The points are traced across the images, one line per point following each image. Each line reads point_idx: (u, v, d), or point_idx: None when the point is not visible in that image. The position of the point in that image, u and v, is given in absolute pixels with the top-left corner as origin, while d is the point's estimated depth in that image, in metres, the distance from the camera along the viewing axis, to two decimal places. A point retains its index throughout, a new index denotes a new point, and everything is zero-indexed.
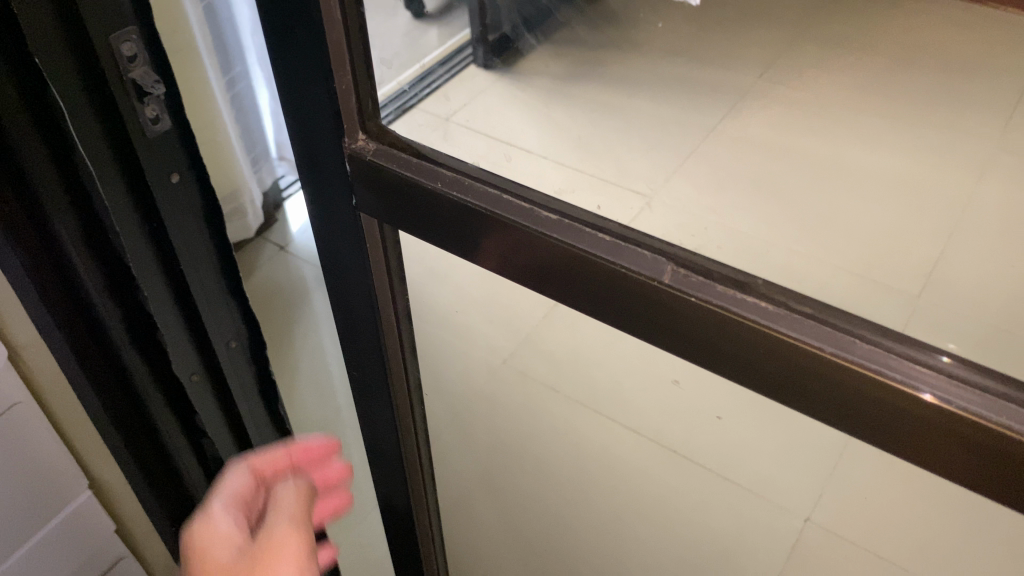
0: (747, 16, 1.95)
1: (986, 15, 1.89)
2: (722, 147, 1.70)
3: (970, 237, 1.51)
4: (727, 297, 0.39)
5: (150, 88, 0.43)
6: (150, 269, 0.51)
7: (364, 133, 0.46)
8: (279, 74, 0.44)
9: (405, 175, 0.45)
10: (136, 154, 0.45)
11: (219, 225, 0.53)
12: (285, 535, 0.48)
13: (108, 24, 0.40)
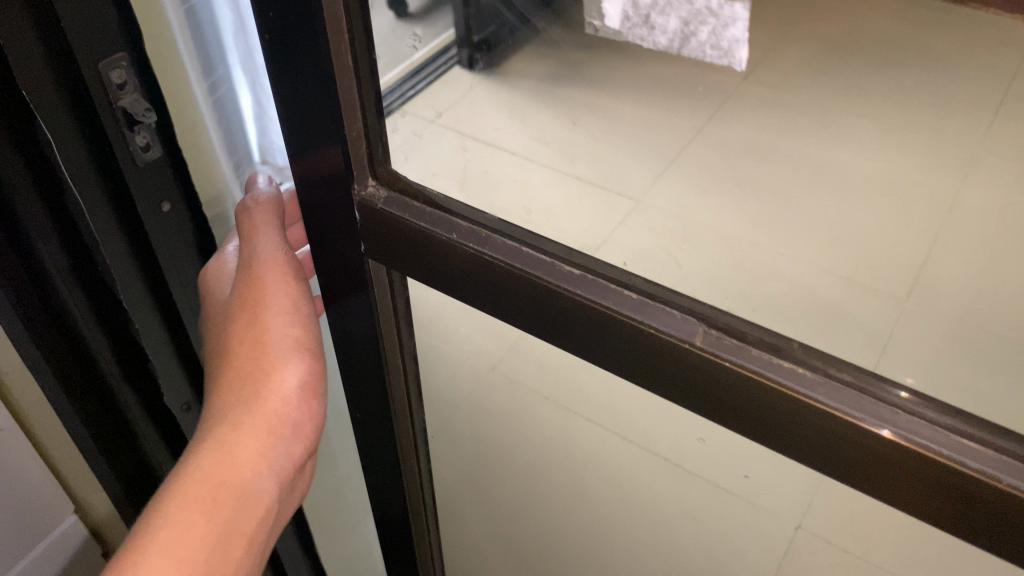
0: None
1: None
2: (706, 150, 1.71)
3: (955, 240, 1.53)
4: (763, 364, 0.42)
5: (140, 116, 0.52)
6: (130, 272, 0.60)
7: (374, 180, 0.51)
8: (294, 119, 0.48)
9: (409, 220, 0.50)
10: (127, 179, 0.55)
11: (192, 235, 0.63)
12: (271, 279, 0.59)
13: (101, 63, 0.49)
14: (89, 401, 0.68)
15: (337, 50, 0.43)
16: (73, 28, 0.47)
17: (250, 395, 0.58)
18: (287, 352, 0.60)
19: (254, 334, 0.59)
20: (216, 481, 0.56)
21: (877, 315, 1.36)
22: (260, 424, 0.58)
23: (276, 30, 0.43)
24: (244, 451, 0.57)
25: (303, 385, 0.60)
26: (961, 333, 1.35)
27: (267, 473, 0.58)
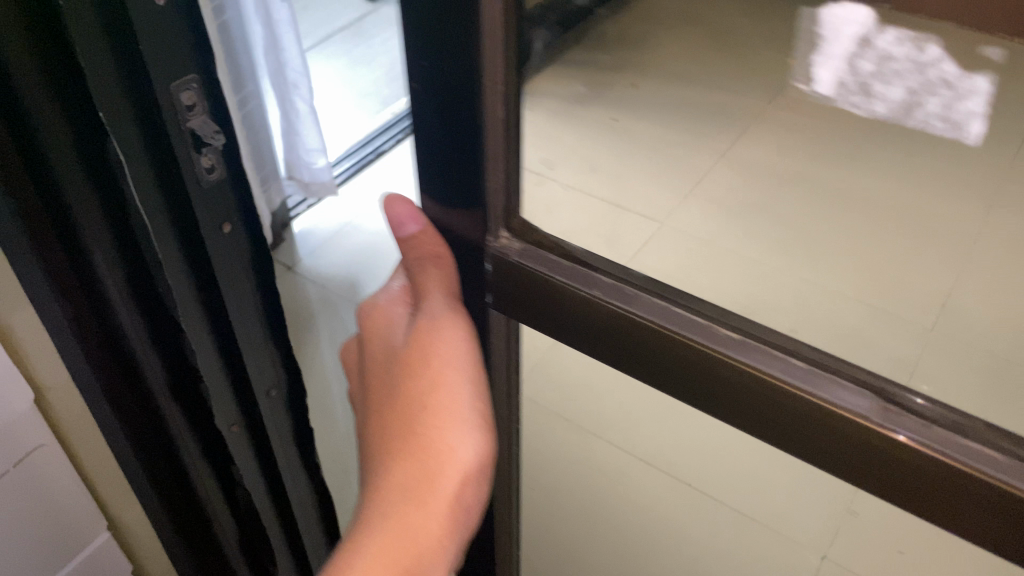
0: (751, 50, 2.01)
1: None
2: (730, 173, 1.72)
3: (984, 265, 1.51)
4: (865, 407, 0.39)
5: (210, 138, 0.43)
6: (194, 318, 0.52)
7: (508, 232, 0.46)
8: (426, 163, 0.45)
9: (544, 275, 0.46)
10: (190, 204, 0.45)
11: (264, 276, 0.53)
12: (447, 339, 0.47)
13: (169, 70, 0.40)
14: (145, 446, 0.61)
15: (495, 95, 0.40)
16: (142, 23, 0.38)
17: (426, 476, 0.47)
18: (468, 423, 0.47)
19: (429, 400, 0.47)
20: (396, 566, 0.46)
21: (902, 342, 1.35)
22: (439, 512, 0.47)
23: (431, 78, 0.40)
24: (421, 541, 0.47)
25: (485, 463, 0.48)
26: (990, 361, 1.33)
27: (445, 563, 0.48)
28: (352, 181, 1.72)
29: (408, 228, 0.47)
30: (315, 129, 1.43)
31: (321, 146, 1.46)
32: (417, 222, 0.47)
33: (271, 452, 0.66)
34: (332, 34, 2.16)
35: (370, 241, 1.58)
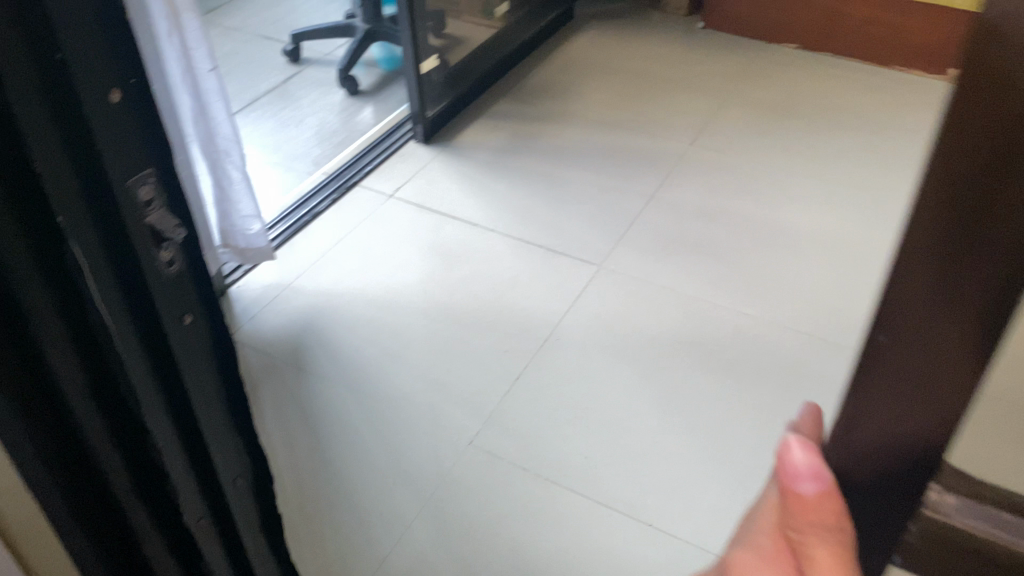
0: (670, 104, 2.13)
1: (880, 104, 2.11)
2: (662, 214, 1.76)
3: (910, 284, 1.56)
4: (979, 514, 0.35)
5: (171, 233, 0.43)
6: (158, 411, 0.51)
7: (939, 485, 0.36)
8: (865, 368, 0.34)
9: (999, 540, 0.34)
10: (152, 297, 0.45)
11: (223, 359, 0.53)
12: None
13: (128, 172, 0.40)
14: (112, 556, 0.58)
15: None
16: (102, 131, 0.38)
17: None
18: None
19: None
20: None
21: (840, 368, 1.40)
22: None
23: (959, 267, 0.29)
24: None
25: None
26: None
27: None
28: (289, 243, 1.69)
29: (803, 487, 0.39)
30: (248, 196, 1.42)
31: (254, 212, 1.45)
32: (819, 481, 0.38)
33: (238, 536, 0.65)
34: (257, 98, 2.15)
35: (313, 304, 1.55)
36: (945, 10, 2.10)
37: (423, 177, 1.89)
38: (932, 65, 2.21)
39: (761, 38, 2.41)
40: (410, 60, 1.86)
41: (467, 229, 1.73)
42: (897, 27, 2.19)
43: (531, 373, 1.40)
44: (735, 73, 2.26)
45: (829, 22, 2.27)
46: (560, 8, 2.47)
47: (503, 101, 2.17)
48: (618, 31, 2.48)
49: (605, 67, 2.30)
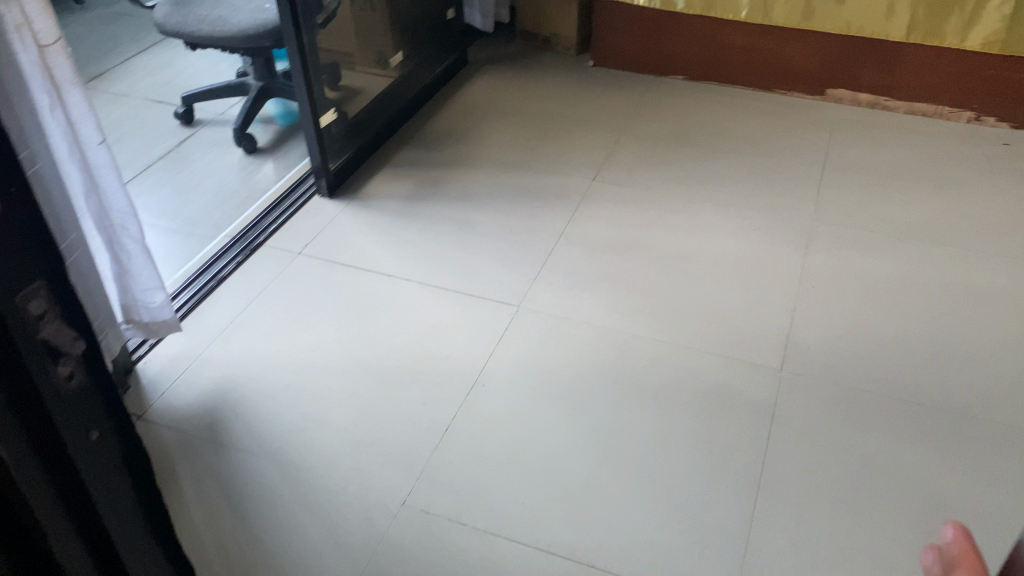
0: (569, 142, 2.17)
1: (765, 128, 2.21)
2: (574, 250, 1.78)
3: (815, 298, 1.63)
4: None
5: (68, 345, 0.41)
6: (67, 538, 0.47)
7: None
8: None
9: None
10: (51, 417, 0.42)
11: (137, 470, 0.50)
12: None
13: (14, 289, 0.37)
14: None
15: None
16: None
17: None
18: None
19: None
20: None
21: (757, 387, 1.43)
22: None
23: None
24: None
25: None
26: (838, 390, 1.42)
27: None
28: (195, 312, 1.63)
29: None
30: (150, 268, 1.36)
31: (157, 284, 1.38)
32: None
33: None
34: (151, 164, 2.09)
35: (226, 374, 1.49)
36: (817, 36, 2.22)
37: (331, 232, 1.86)
38: (811, 87, 2.33)
39: (650, 72, 2.49)
40: (308, 114, 1.84)
41: (381, 281, 1.71)
42: (775, 54, 2.30)
43: (459, 423, 1.38)
44: (630, 107, 2.32)
45: (713, 53, 2.37)
46: (454, 54, 2.50)
47: (406, 149, 2.17)
48: (513, 73, 2.52)
49: (504, 109, 2.33)
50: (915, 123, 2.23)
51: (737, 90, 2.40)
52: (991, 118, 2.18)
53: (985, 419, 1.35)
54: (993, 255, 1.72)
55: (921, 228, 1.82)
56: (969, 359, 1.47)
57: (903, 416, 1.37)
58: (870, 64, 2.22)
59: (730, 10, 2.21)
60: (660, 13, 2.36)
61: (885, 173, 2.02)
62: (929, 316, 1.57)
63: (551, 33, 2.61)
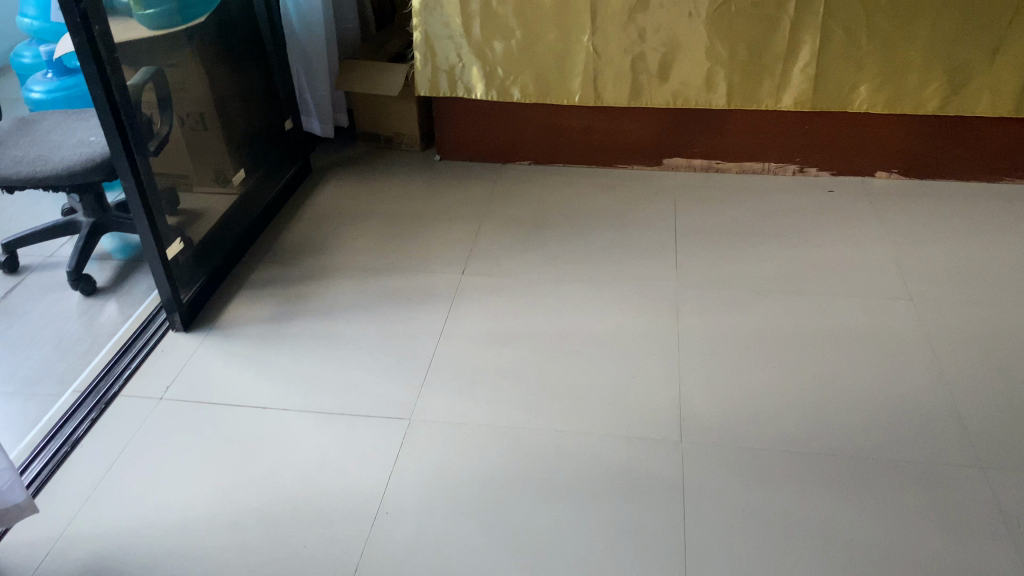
0: (430, 239, 2.16)
1: (614, 201, 2.30)
2: (455, 350, 1.75)
3: (697, 363, 1.67)
4: None
5: None
6: None
7: None
8: None
9: None
10: None
11: None
12: None
13: None
14: None
15: None
16: None
17: None
18: None
19: None
20: None
21: (662, 463, 1.44)
22: None
23: None
24: None
25: None
26: (737, 453, 1.45)
27: None
28: (50, 483, 1.46)
29: None
30: None
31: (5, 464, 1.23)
32: None
33: None
34: None
35: (97, 550, 1.33)
36: (648, 112, 2.34)
37: (193, 368, 1.73)
38: (649, 158, 2.44)
39: (495, 159, 2.53)
40: (153, 248, 1.72)
41: (258, 414, 1.60)
42: (611, 131, 2.40)
43: (369, 559, 1.29)
44: (483, 197, 2.35)
45: (553, 137, 2.45)
46: (296, 164, 2.44)
47: (262, 268, 2.08)
48: (360, 175, 2.50)
49: (357, 214, 2.29)
50: (748, 181, 2.38)
51: (582, 168, 2.48)
52: (812, 168, 2.37)
53: (875, 458, 1.42)
54: (845, 297, 1.84)
55: (777, 280, 1.92)
56: (846, 401, 1.55)
57: (803, 468, 1.41)
58: (700, 133, 2.36)
59: (564, 95, 2.30)
60: (497, 104, 2.41)
61: (733, 231, 2.13)
62: (803, 364, 1.65)
63: (393, 132, 2.61)
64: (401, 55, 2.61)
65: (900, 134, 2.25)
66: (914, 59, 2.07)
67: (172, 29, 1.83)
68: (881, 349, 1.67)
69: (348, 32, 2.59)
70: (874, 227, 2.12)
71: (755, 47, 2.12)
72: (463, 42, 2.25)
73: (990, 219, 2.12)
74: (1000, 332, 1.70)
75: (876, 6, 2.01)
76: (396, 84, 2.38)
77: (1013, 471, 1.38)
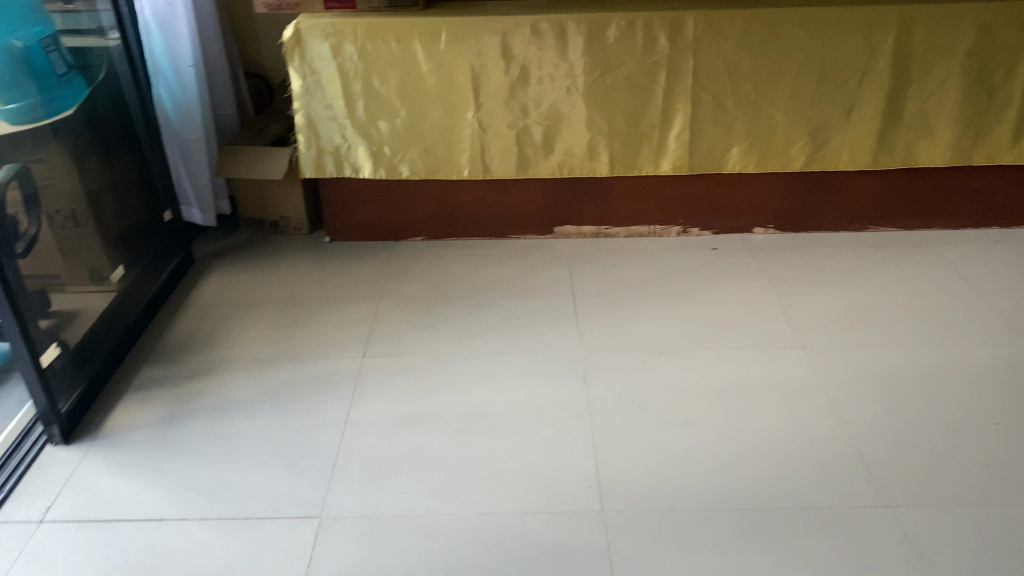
0: (327, 323, 2.10)
1: (510, 272, 2.31)
2: (362, 437, 1.69)
3: (609, 428, 1.67)
4: None
5: None
6: None
7: None
8: None
9: None
10: None
11: None
12: None
13: None
14: None
15: None
16: None
17: None
18: None
19: None
20: None
21: (586, 535, 1.42)
22: None
23: None
24: None
25: None
26: (658, 516, 1.45)
27: None
28: None
29: None
30: None
31: None
32: None
33: None
34: None
35: None
36: (535, 183, 2.39)
37: (76, 486, 1.59)
38: (539, 228, 2.48)
39: (387, 237, 2.51)
40: (24, 357, 1.59)
41: (152, 528, 1.48)
42: (501, 203, 2.43)
43: None
44: (378, 276, 2.31)
45: (443, 212, 2.45)
46: (178, 255, 2.33)
47: (146, 368, 1.95)
48: (246, 263, 2.41)
49: (247, 303, 2.20)
50: (636, 244, 2.45)
51: (474, 241, 2.49)
52: (695, 228, 2.46)
53: (790, 508, 1.45)
54: (741, 351, 1.90)
55: (675, 338, 1.97)
56: (756, 453, 1.58)
57: (725, 525, 1.42)
58: (587, 201, 2.42)
59: (453, 170, 2.32)
60: (385, 183, 2.40)
61: (628, 293, 2.18)
62: (711, 420, 1.68)
63: (278, 217, 2.55)
64: (282, 138, 2.57)
65: (772, 192, 2.39)
66: (778, 121, 2.21)
67: (33, 124, 1.73)
68: (780, 399, 1.73)
69: (225, 118, 2.54)
70: (758, 280, 2.21)
71: (631, 116, 2.21)
72: (346, 122, 2.25)
73: (862, 266, 2.25)
74: (885, 372, 1.80)
75: (739, 73, 2.14)
76: (280, 168, 2.33)
77: (917, 506, 1.44)
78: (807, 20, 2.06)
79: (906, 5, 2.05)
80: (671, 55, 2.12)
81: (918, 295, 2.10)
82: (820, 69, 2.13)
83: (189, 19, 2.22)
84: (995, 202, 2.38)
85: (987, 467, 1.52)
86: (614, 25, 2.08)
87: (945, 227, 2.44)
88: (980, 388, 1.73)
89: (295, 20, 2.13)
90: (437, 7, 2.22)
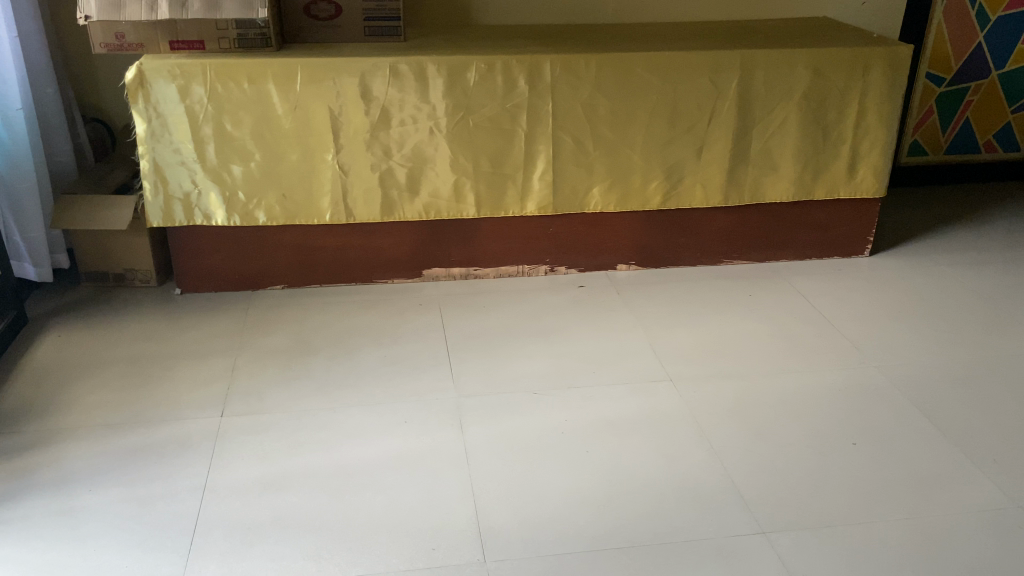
0: (182, 381, 1.95)
1: (378, 319, 2.24)
2: (224, 503, 1.56)
3: (488, 473, 1.63)
4: None
5: None
6: None
7: None
8: None
9: None
10: None
11: None
12: None
13: None
14: None
15: None
16: None
17: None
18: None
19: None
20: None
21: None
22: None
23: None
24: None
25: None
26: (542, 561, 1.41)
27: None
28: None
29: None
30: None
31: None
32: None
33: None
34: None
35: None
36: (400, 226, 2.33)
37: None
38: (406, 272, 2.42)
39: (244, 287, 2.37)
40: None
41: None
42: (365, 248, 2.35)
43: None
44: (236, 330, 2.18)
45: (304, 258, 2.34)
46: (8, 315, 2.11)
47: None
48: (88, 321, 2.22)
49: (89, 365, 2.02)
50: (506, 284, 2.44)
51: (340, 287, 2.40)
52: (561, 267, 2.47)
53: (671, 542, 1.45)
54: (615, 387, 1.91)
55: (549, 377, 1.95)
56: (635, 490, 1.58)
57: (609, 566, 1.40)
58: (453, 243, 2.38)
59: (314, 215, 2.23)
60: (241, 230, 2.28)
61: (500, 335, 2.16)
62: (589, 459, 1.67)
63: (124, 269, 2.37)
64: (127, 185, 2.41)
65: (633, 229, 2.44)
66: (636, 160, 2.28)
67: None
68: (655, 433, 1.74)
69: (61, 165, 2.35)
70: (624, 316, 2.25)
71: (494, 157, 2.22)
72: (197, 167, 2.13)
73: (721, 299, 2.34)
74: (751, 401, 1.85)
75: (597, 115, 2.19)
76: (125, 217, 2.18)
77: (790, 530, 1.47)
78: (658, 64, 2.15)
79: (746, 50, 2.18)
80: (531, 97, 2.15)
81: (775, 324, 2.20)
82: (673, 111, 2.22)
83: (17, 59, 2.06)
84: (835, 233, 2.54)
85: (848, 486, 1.58)
86: (474, 68, 2.10)
87: (793, 258, 2.57)
88: (838, 410, 1.81)
89: (138, 61, 2.01)
90: (292, 49, 2.16)
